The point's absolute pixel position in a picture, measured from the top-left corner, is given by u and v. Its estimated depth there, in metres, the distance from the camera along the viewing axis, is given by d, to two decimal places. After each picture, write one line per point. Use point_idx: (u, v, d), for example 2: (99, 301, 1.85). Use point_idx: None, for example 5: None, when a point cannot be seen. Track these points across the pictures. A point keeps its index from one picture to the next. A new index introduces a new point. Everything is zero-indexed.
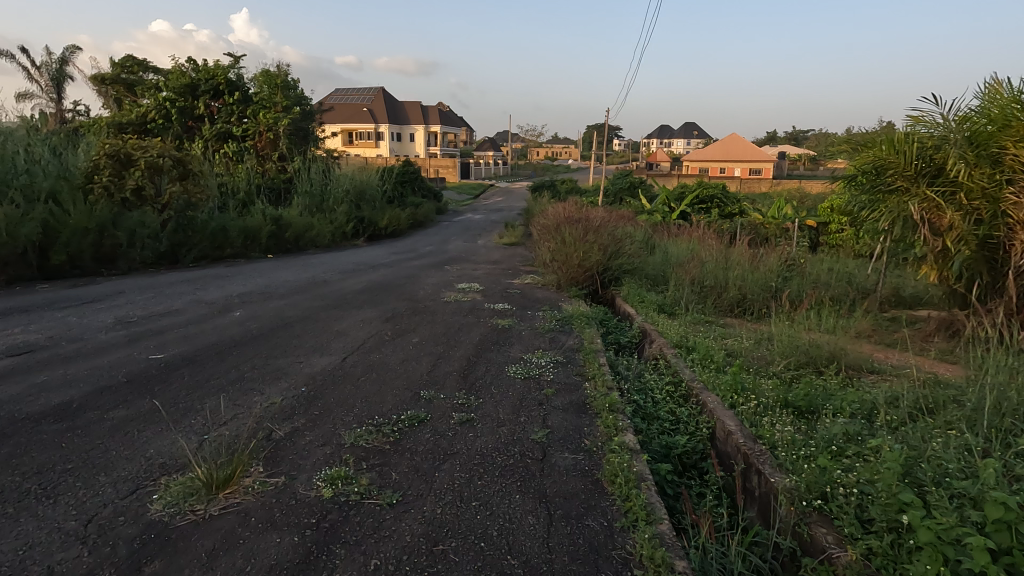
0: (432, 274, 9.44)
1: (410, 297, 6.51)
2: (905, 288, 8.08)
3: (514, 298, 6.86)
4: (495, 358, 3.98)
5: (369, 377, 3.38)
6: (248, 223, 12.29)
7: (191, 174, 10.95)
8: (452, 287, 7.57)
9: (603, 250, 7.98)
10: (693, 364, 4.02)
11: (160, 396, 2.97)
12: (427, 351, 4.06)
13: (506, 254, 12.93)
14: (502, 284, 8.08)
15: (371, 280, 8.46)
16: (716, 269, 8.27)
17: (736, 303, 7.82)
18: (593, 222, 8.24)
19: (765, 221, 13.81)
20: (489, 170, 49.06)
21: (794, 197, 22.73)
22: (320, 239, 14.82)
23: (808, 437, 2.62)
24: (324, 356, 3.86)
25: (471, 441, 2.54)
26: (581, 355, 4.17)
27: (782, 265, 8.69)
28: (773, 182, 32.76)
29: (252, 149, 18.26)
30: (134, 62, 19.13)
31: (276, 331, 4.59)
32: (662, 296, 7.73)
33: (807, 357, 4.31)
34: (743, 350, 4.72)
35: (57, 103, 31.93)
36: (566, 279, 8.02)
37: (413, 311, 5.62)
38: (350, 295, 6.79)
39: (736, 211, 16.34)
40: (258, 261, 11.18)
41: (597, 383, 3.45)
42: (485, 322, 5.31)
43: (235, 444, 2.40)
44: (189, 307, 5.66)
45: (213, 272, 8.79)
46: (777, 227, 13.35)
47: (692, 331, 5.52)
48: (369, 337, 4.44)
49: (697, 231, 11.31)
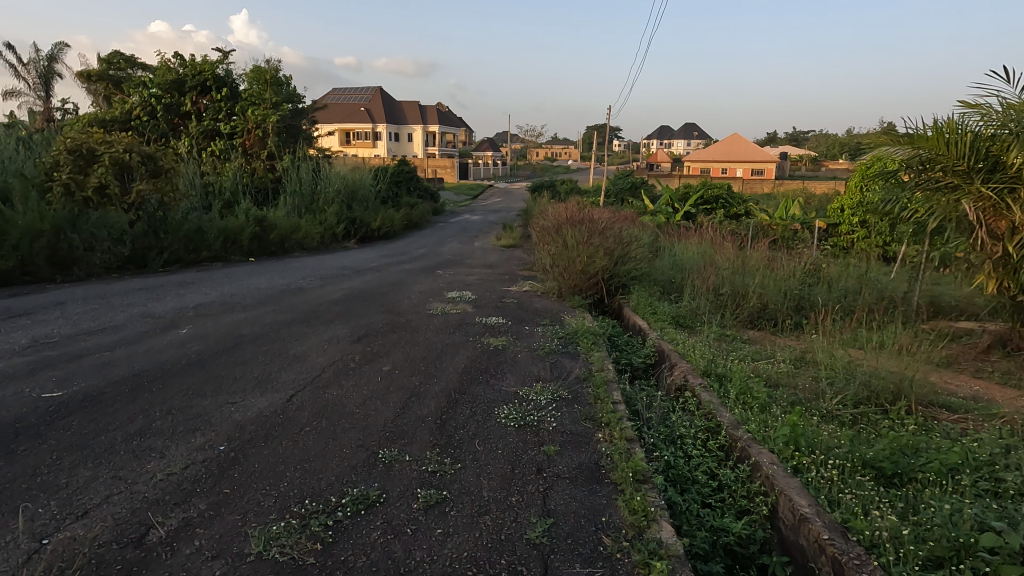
0: (422, 280, 8.65)
1: (390, 309, 5.68)
2: (944, 296, 7.29)
3: (509, 310, 6.05)
4: (483, 394, 3.18)
5: (316, 429, 2.59)
6: (229, 223, 11.47)
7: (164, 171, 10.14)
8: (441, 295, 6.77)
9: (609, 254, 7.18)
10: (730, 401, 3.26)
11: (16, 463, 2.17)
12: (397, 385, 3.26)
13: (503, 257, 12.12)
14: (498, 292, 7.29)
15: (353, 287, 7.66)
16: (735, 275, 7.46)
17: (757, 314, 7.05)
18: (598, 222, 7.43)
19: (776, 222, 13.03)
20: (489, 171, 48.28)
21: (801, 197, 21.96)
22: (309, 241, 14.03)
23: (925, 539, 1.85)
24: (265, 393, 3.04)
25: (440, 546, 1.76)
26: (589, 389, 3.37)
27: (806, 271, 7.89)
28: (776, 183, 31.97)
29: (241, 147, 17.46)
30: (122, 57, 18.31)
31: (219, 356, 3.78)
32: (677, 306, 6.93)
33: (865, 391, 3.52)
34: (782, 379, 3.93)
35: (46, 102, 31.24)
36: (568, 287, 7.24)
37: (391, 328, 4.80)
38: (324, 307, 5.97)
39: (744, 213, 15.58)
40: (237, 266, 10.37)
41: (612, 432, 2.67)
42: (475, 341, 4.50)
43: (75, 562, 1.60)
44: (130, 323, 4.84)
45: (180, 278, 7.98)
46: (791, 228, 12.57)
47: (717, 352, 4.71)
48: (330, 365, 3.63)
49: (709, 233, 10.55)
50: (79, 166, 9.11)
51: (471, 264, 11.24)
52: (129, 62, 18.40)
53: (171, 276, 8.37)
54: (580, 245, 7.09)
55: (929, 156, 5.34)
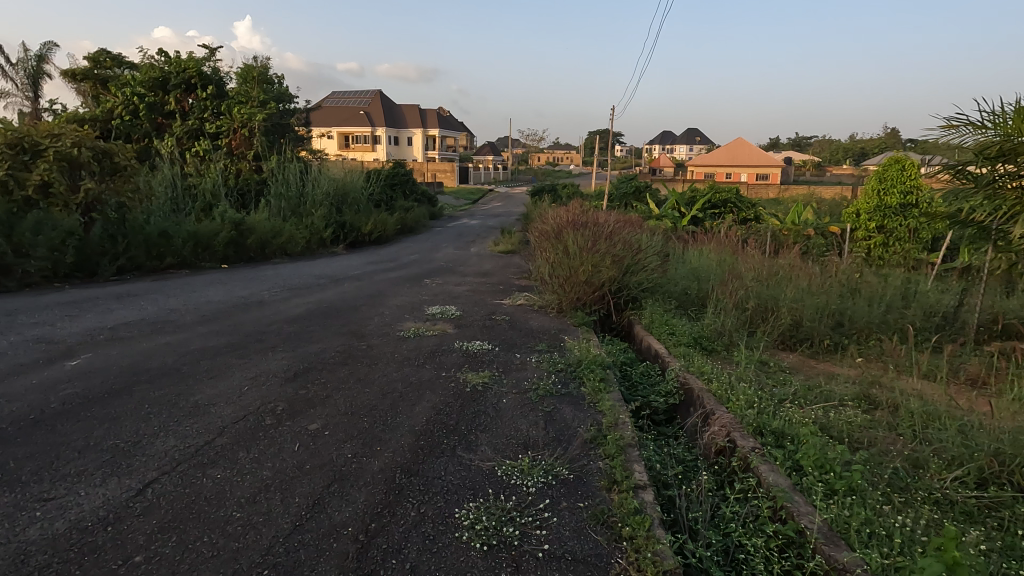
0: (405, 291, 7.65)
1: (352, 332, 4.63)
2: (1008, 313, 6.20)
3: (498, 330, 5.00)
4: (445, 477, 2.15)
5: (149, 567, 1.57)
6: (199, 227, 10.49)
7: (120, 170, 9.34)
8: (420, 311, 5.74)
9: (618, 263, 6.14)
10: (808, 486, 2.24)
11: None
12: (318, 459, 2.24)
13: (499, 265, 11.10)
14: (489, 307, 6.27)
15: (322, 300, 6.64)
16: (763, 288, 6.46)
17: (789, 333, 6.07)
18: (605, 226, 6.40)
19: (783, 226, 11.81)
20: (490, 175, 47.29)
21: (813, 202, 20.88)
22: (292, 246, 13.03)
23: None
24: (108, 480, 2.01)
25: None
26: (603, 462, 2.36)
27: (843, 283, 6.86)
28: (783, 187, 30.97)
29: (226, 148, 16.42)
30: (108, 55, 17.07)
31: (89, 407, 2.74)
32: (698, 322, 5.92)
33: (992, 462, 2.47)
34: (856, 437, 2.90)
35: (34, 102, 30.29)
36: (569, 301, 6.20)
37: (344, 359, 3.77)
38: (274, 327, 4.91)
39: (754, 218, 14.57)
40: (204, 274, 9.33)
41: (642, 563, 1.65)
42: (450, 378, 3.46)
43: None
44: (13, 352, 3.81)
45: (126, 288, 6.95)
46: (804, 234, 11.40)
47: (759, 387, 3.69)
48: (236, 421, 2.59)
49: (726, 240, 9.52)
50: (21, 162, 8.13)
51: (462, 272, 10.25)
52: (115, 60, 17.21)
53: (118, 285, 7.33)
54: (583, 252, 6.06)
55: (1021, 141, 4.01)
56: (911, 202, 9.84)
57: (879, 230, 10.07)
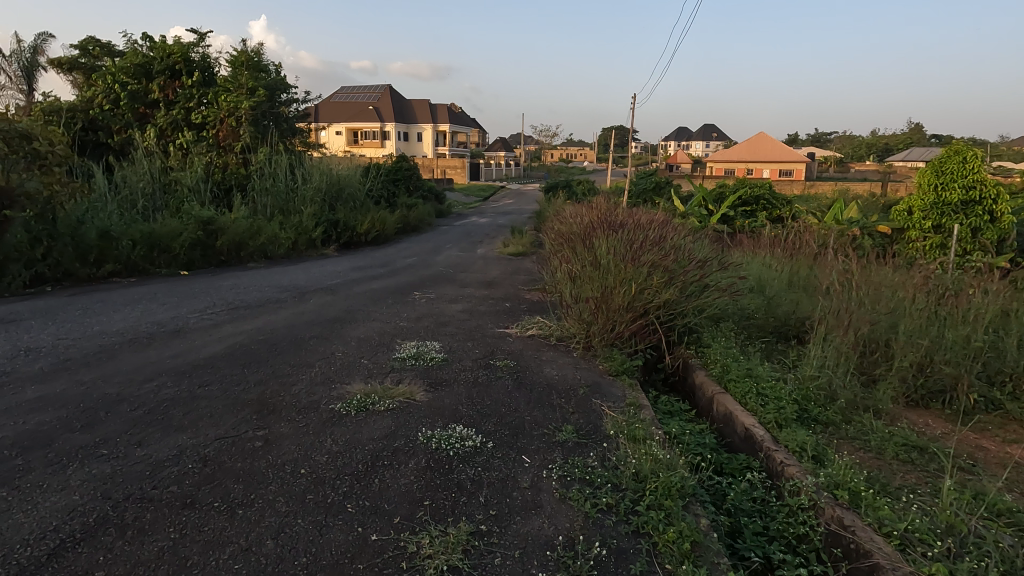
0: (384, 310, 5.88)
1: (257, 406, 2.83)
2: None
3: (494, 392, 3.20)
4: None
5: None
6: (154, 227, 8.80)
7: (43, 159, 7.61)
8: (384, 355, 3.91)
9: (672, 280, 4.29)
10: None
11: None
12: None
13: (506, 272, 9.27)
14: (489, 343, 4.47)
15: (263, 328, 4.87)
16: (875, 314, 4.57)
17: (915, 384, 4.26)
18: (650, 228, 4.59)
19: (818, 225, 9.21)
20: (501, 172, 45.35)
21: (852, 200, 18.72)
22: (275, 248, 11.20)
23: None
24: None
25: None
26: None
27: (995, 297, 4.68)
28: (809, 184, 28.70)
29: (212, 139, 14.33)
30: (96, 42, 15.23)
31: None
32: (788, 367, 4.13)
33: None
34: None
35: (29, 96, 28.77)
36: (602, 336, 4.38)
37: (196, 486, 1.99)
38: (149, 388, 3.14)
39: (790, 215, 12.57)
40: (148, 285, 7.62)
41: None
42: (385, 558, 1.66)
43: None
44: None
45: (12, 309, 5.23)
46: (843, 235, 8.63)
47: (996, 549, 1.89)
48: None
49: (786, 244, 7.55)
50: None
51: (463, 280, 8.48)
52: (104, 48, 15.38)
53: (12, 303, 5.62)
54: (622, 264, 4.24)
55: None
56: (975, 198, 7.42)
57: (935, 231, 7.74)
